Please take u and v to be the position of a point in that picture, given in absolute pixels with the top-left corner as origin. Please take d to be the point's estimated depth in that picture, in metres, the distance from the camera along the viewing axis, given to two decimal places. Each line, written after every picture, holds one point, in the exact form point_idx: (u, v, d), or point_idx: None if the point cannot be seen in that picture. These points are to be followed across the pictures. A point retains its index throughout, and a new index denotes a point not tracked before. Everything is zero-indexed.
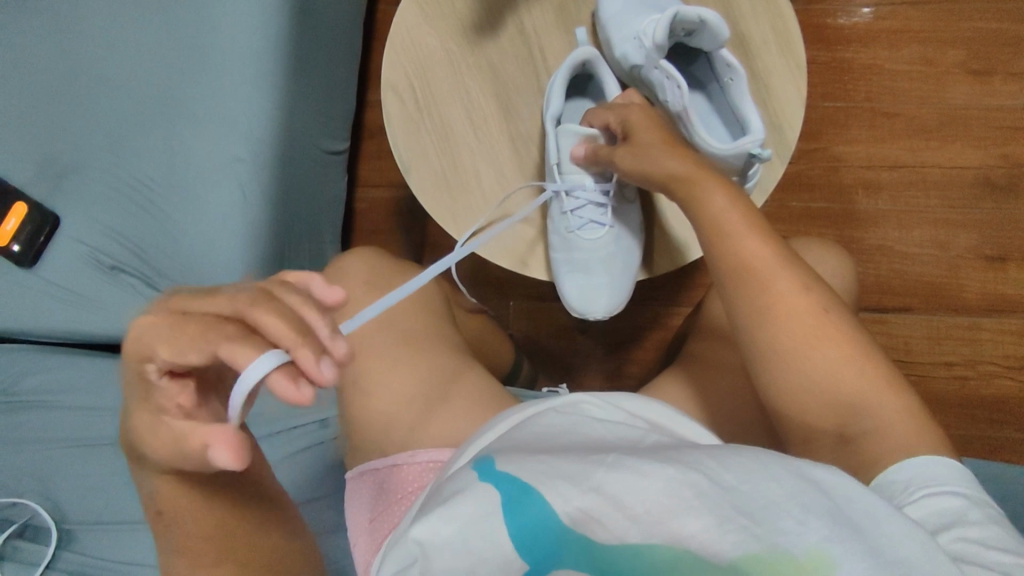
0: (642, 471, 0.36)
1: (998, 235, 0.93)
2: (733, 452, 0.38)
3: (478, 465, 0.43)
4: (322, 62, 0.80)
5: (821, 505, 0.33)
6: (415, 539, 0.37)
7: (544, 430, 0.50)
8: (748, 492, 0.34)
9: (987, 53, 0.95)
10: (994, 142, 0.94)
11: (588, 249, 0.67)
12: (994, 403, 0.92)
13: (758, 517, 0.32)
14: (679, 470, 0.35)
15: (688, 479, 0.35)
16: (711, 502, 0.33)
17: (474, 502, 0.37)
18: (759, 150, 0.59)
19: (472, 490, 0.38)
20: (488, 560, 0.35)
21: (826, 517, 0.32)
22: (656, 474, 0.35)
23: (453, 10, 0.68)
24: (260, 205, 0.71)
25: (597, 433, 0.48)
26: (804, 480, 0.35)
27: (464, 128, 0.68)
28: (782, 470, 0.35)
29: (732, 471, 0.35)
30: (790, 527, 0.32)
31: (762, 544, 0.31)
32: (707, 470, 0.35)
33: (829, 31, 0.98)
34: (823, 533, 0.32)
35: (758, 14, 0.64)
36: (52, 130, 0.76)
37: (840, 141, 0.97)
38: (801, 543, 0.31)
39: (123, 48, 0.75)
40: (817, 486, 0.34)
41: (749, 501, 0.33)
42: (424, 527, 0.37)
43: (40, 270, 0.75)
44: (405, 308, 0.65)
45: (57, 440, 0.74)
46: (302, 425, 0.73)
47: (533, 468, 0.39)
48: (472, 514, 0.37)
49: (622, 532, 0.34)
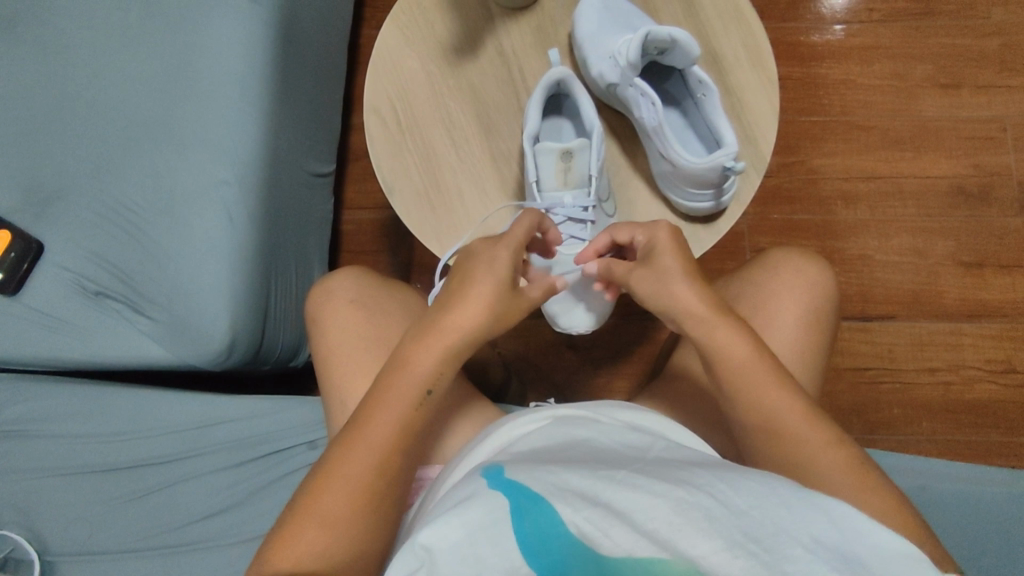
0: (652, 491, 0.37)
1: (974, 242, 0.95)
2: (740, 478, 0.39)
3: (487, 472, 0.43)
4: (306, 88, 0.81)
5: (829, 539, 0.34)
6: (424, 545, 0.37)
7: (546, 438, 0.50)
8: (756, 518, 0.35)
9: (954, 67, 0.98)
10: (964, 153, 0.97)
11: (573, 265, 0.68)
12: (979, 408, 0.93)
13: (767, 545, 0.33)
14: (689, 494, 0.37)
15: (699, 505, 0.36)
16: (719, 525, 0.34)
17: (484, 509, 0.38)
18: (733, 162, 0.60)
19: (483, 500, 0.39)
20: (493, 566, 0.34)
21: (834, 551, 0.33)
22: (667, 498, 0.37)
23: (434, 33, 0.70)
24: (246, 227, 0.72)
25: (595, 444, 0.49)
26: (810, 507, 0.36)
27: (444, 148, 0.69)
28: (789, 497, 0.37)
29: (743, 497, 0.37)
30: (799, 554, 0.33)
31: (772, 570, 0.32)
32: (716, 494, 0.37)
33: (803, 48, 1.00)
34: (831, 562, 0.33)
35: (730, 32, 0.66)
36: (35, 159, 0.76)
37: (818, 154, 0.99)
38: (810, 571, 0.32)
39: (108, 76, 0.76)
40: (823, 514, 0.36)
41: (757, 528, 0.34)
42: (433, 532, 0.37)
43: (24, 298, 0.75)
44: (391, 328, 0.66)
45: (42, 470, 0.73)
46: (292, 447, 0.73)
47: (544, 480, 0.39)
48: (481, 519, 0.37)
49: (630, 545, 0.34)
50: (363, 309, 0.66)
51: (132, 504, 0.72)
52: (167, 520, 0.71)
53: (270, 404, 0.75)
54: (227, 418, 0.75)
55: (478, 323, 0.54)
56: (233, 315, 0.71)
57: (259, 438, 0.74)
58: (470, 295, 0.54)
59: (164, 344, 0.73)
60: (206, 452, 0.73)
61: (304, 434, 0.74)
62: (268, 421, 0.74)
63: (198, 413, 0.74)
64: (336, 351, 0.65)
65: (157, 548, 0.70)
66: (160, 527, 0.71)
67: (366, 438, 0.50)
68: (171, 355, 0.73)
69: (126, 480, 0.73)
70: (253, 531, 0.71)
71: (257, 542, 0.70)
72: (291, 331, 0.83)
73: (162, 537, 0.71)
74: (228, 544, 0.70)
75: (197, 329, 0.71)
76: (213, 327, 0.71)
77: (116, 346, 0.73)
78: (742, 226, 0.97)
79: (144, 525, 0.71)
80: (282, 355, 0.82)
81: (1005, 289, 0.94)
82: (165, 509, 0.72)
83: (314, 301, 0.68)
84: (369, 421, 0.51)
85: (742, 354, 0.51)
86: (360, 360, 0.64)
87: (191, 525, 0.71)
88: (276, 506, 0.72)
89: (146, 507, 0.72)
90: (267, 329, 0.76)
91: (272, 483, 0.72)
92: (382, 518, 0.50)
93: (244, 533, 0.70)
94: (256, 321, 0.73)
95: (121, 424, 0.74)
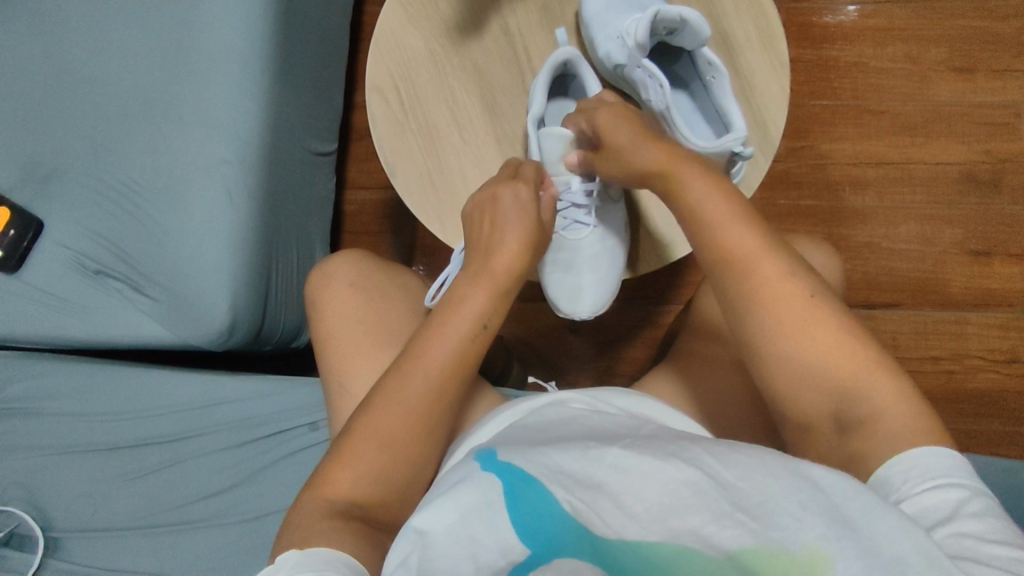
0: (639, 466, 0.37)
1: (983, 230, 0.94)
2: (730, 448, 0.38)
3: (482, 453, 0.43)
4: (308, 65, 0.80)
5: (819, 503, 0.33)
6: (418, 528, 0.37)
7: (543, 420, 0.50)
8: (745, 489, 0.34)
9: (969, 50, 0.96)
10: (977, 138, 0.95)
11: (572, 246, 0.67)
12: (982, 397, 0.92)
13: (755, 513, 0.33)
14: (676, 466, 0.36)
15: (686, 478, 0.35)
16: (707, 498, 0.34)
17: (477, 492, 0.38)
18: (741, 147, 0.58)
19: (476, 479, 0.39)
20: (488, 546, 0.35)
21: (822, 514, 0.32)
22: (655, 473, 0.36)
23: (437, 10, 0.68)
24: (245, 206, 0.71)
25: (593, 424, 0.48)
26: (800, 476, 0.35)
27: (448, 128, 0.68)
28: (779, 466, 0.35)
29: (731, 468, 0.36)
30: (788, 524, 0.32)
31: (759, 539, 0.32)
32: (703, 466, 0.36)
33: (815, 28, 0.99)
34: (821, 531, 0.31)
35: (741, 12, 0.65)
36: (35, 135, 0.75)
37: (827, 138, 0.97)
38: (797, 539, 0.31)
39: (107, 50, 0.75)
40: (812, 483, 0.34)
41: (745, 497, 0.34)
42: (426, 516, 0.38)
43: (25, 276, 0.75)
44: (393, 311, 0.65)
45: (44, 447, 0.73)
46: (292, 429, 0.73)
47: (535, 459, 0.39)
48: (475, 501, 0.37)
49: (621, 529, 0.34)
50: (364, 292, 0.66)
51: (133, 483, 0.72)
52: (168, 499, 0.72)
53: (271, 385, 0.74)
54: (229, 398, 0.74)
55: (495, 247, 0.56)
56: (233, 295, 0.70)
57: (259, 419, 0.74)
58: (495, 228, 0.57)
59: (165, 323, 0.72)
60: (206, 432, 0.73)
61: (304, 416, 0.73)
62: (269, 402, 0.74)
63: (200, 394, 0.75)
64: (336, 333, 0.65)
65: (157, 527, 0.71)
66: (162, 506, 0.71)
67: (366, 421, 0.50)
68: (172, 335, 0.73)
69: (128, 459, 0.73)
70: (254, 511, 0.71)
71: (257, 521, 0.70)
72: (292, 313, 0.82)
73: (165, 515, 0.71)
74: (230, 523, 0.70)
75: (197, 309, 0.71)
76: (213, 306, 0.70)
77: (117, 324, 0.73)
78: None
79: (145, 503, 0.71)
80: (282, 336, 0.81)
81: (1012, 278, 0.93)
82: (166, 488, 0.72)
83: (314, 284, 0.67)
84: (370, 405, 0.50)
85: None
86: (360, 344, 0.64)
87: (192, 504, 0.71)
88: (278, 487, 0.71)
89: (147, 486, 0.72)
90: (267, 310, 0.75)
91: (272, 464, 0.72)
92: (381, 503, 0.49)
93: (246, 512, 0.71)
94: (256, 301, 0.73)
95: (122, 403, 0.74)
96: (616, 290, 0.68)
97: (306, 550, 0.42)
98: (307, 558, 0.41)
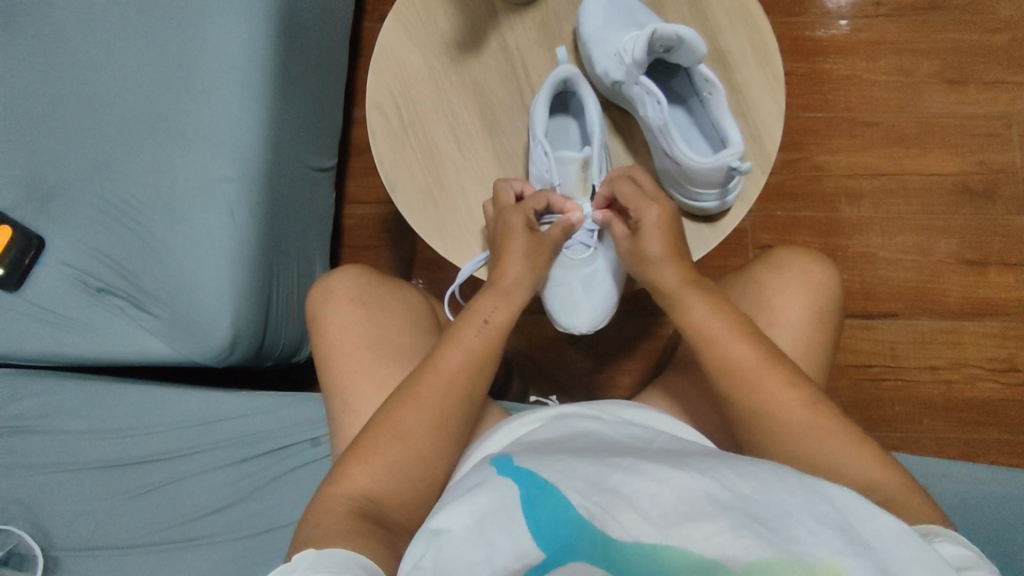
0: (658, 476, 0.38)
1: (977, 239, 0.95)
2: (747, 464, 0.39)
3: (498, 460, 0.44)
4: (308, 83, 0.80)
5: (833, 519, 0.34)
6: (438, 530, 0.39)
7: (554, 431, 0.51)
8: (761, 501, 0.35)
9: (960, 63, 0.98)
10: (970, 149, 0.96)
11: (573, 265, 0.67)
12: (980, 406, 0.93)
13: (772, 524, 0.33)
14: (694, 478, 0.37)
15: (703, 487, 0.36)
16: (724, 507, 0.34)
17: (495, 496, 0.39)
18: (739, 162, 0.59)
19: (495, 486, 0.40)
20: (503, 549, 0.35)
21: (839, 531, 0.33)
22: (672, 482, 0.37)
23: (437, 29, 0.69)
24: (246, 222, 0.71)
25: (606, 436, 0.49)
26: (815, 493, 0.35)
27: (448, 145, 0.69)
28: (795, 481, 0.36)
29: (748, 482, 0.36)
30: (805, 536, 0.32)
31: (776, 550, 0.32)
32: (721, 479, 0.37)
33: (808, 42, 1.00)
34: (836, 545, 0.32)
35: (736, 29, 0.66)
36: (36, 154, 0.76)
37: (822, 150, 0.98)
38: (815, 552, 0.31)
39: (110, 70, 0.76)
40: (828, 499, 0.35)
41: (762, 509, 0.34)
42: (445, 517, 0.40)
43: (26, 294, 0.75)
44: (394, 327, 0.66)
45: (45, 464, 0.73)
46: (294, 444, 0.73)
47: (553, 466, 0.40)
48: (492, 506, 0.39)
49: (636, 532, 0.34)
50: (365, 308, 0.66)
51: (135, 500, 0.72)
52: (170, 515, 0.71)
53: (273, 401, 0.75)
54: (231, 413, 0.74)
55: None
56: (235, 311, 0.70)
57: (261, 435, 0.74)
58: (508, 253, 0.60)
59: (166, 339, 0.73)
60: (209, 448, 0.73)
61: (306, 432, 0.73)
62: (271, 418, 0.74)
63: (201, 409, 0.75)
64: (338, 349, 0.65)
65: (160, 544, 0.70)
66: (163, 523, 0.71)
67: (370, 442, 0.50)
68: (173, 351, 0.73)
69: (128, 476, 0.73)
70: (256, 527, 0.71)
71: (260, 538, 0.70)
72: (293, 328, 0.82)
73: (165, 531, 0.71)
74: (232, 540, 0.70)
75: (199, 324, 0.71)
76: (214, 322, 0.70)
77: (118, 341, 0.73)
78: (745, 222, 0.97)
79: (147, 521, 0.71)
80: (283, 351, 0.81)
81: (1007, 287, 0.94)
82: (169, 504, 0.72)
83: (315, 299, 0.68)
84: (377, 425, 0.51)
85: (742, 362, 0.51)
86: (362, 360, 0.64)
87: (194, 521, 0.71)
88: (281, 502, 0.71)
89: (149, 502, 0.72)
90: (269, 325, 0.76)
91: (273, 479, 0.72)
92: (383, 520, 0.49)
93: (248, 528, 0.71)
94: (258, 317, 0.73)
95: (124, 420, 0.74)
96: (613, 307, 0.67)
97: (321, 551, 0.41)
98: (324, 558, 0.40)
